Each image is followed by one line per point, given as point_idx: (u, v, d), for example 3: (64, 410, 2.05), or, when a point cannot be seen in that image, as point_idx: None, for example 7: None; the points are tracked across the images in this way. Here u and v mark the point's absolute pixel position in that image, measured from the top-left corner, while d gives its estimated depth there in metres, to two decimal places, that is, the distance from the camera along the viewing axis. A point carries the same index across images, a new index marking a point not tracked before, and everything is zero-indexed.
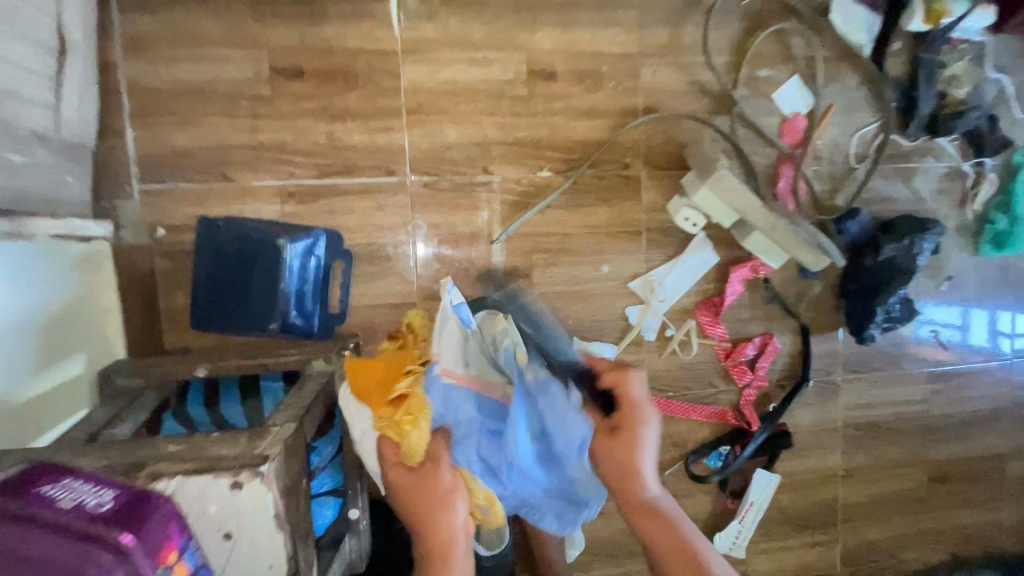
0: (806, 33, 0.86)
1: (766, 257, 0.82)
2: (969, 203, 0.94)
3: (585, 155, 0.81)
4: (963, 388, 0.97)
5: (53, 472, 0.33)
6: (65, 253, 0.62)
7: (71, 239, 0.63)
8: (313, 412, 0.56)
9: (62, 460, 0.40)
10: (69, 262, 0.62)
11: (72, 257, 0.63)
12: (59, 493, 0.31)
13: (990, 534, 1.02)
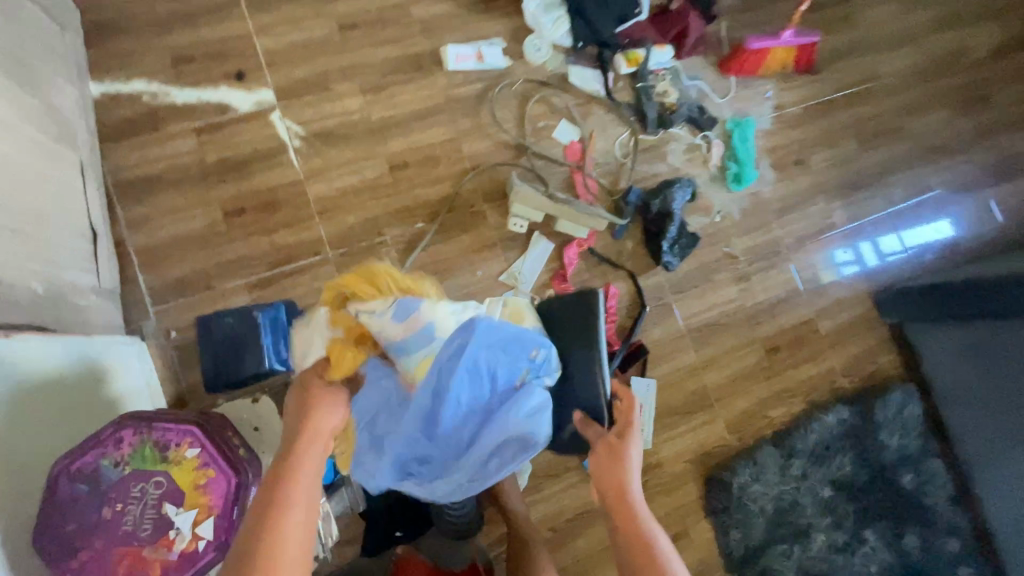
0: (561, 93, 1.33)
1: (575, 231, 1.25)
2: (710, 162, 1.38)
3: (442, 206, 1.22)
4: (760, 280, 1.37)
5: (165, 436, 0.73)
6: (128, 348, 0.97)
7: (128, 341, 0.99)
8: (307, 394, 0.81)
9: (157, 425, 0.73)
10: (131, 354, 0.98)
11: (134, 351, 0.99)
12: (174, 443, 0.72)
13: (830, 379, 1.36)
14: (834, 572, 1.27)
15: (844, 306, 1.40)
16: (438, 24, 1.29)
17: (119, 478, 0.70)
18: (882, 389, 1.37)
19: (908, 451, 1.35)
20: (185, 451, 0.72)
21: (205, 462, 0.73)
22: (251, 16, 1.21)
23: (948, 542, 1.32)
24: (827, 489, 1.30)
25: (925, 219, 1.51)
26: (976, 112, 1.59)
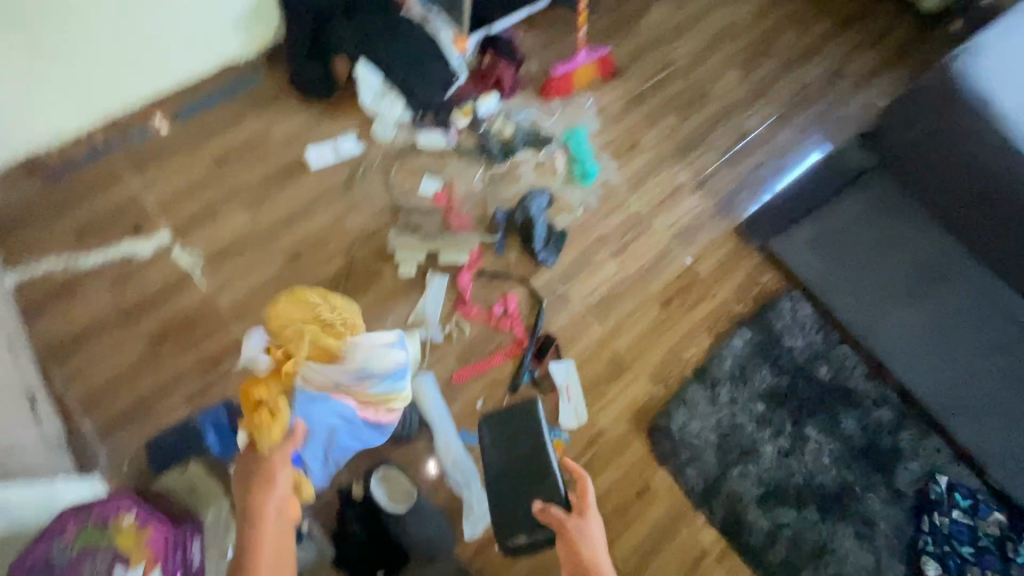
0: (416, 156, 1.57)
1: (458, 257, 1.44)
2: (558, 169, 1.62)
3: (340, 276, 1.40)
4: (634, 248, 1.56)
5: (96, 512, 0.79)
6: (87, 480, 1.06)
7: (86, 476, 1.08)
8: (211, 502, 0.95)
9: (93, 508, 0.80)
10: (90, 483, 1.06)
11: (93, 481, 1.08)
12: (108, 516, 0.79)
13: (725, 308, 1.53)
14: (793, 475, 1.36)
15: (716, 244, 1.59)
16: (297, 137, 1.53)
17: (70, 559, 0.73)
18: (773, 303, 1.53)
19: (816, 346, 1.49)
20: (123, 518, 0.80)
21: (142, 522, 0.81)
22: (137, 178, 1.42)
23: (881, 413, 1.44)
24: (759, 404, 1.42)
25: (788, 159, 1.75)
26: (762, 64, 1.91)
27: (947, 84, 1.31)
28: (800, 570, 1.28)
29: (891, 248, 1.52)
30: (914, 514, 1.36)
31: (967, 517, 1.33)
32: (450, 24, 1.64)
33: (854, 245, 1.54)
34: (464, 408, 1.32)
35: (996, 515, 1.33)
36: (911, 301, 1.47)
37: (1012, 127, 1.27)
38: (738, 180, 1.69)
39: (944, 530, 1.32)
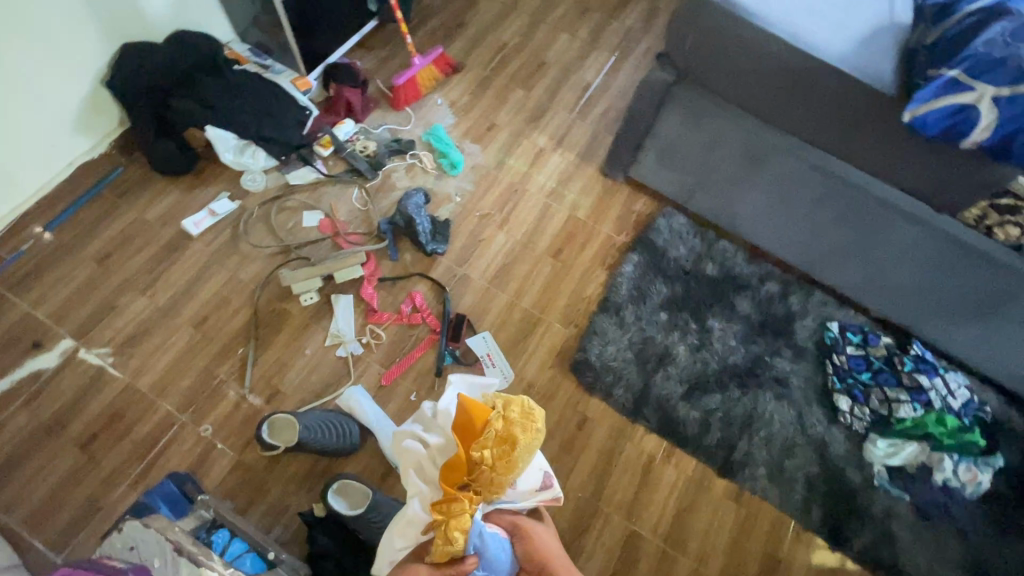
0: (293, 196, 1.65)
1: (354, 272, 1.53)
2: (427, 168, 1.74)
3: (250, 325, 1.45)
4: (515, 216, 1.69)
5: None
6: None
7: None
8: (138, 548, 0.92)
9: None
10: None
11: None
12: None
13: (610, 243, 1.68)
14: (708, 365, 1.50)
15: (586, 191, 1.76)
16: (172, 213, 1.58)
17: None
18: (650, 224, 1.70)
19: (697, 249, 1.66)
20: None
21: None
22: (23, 299, 1.44)
23: (767, 287, 1.60)
24: (663, 314, 1.56)
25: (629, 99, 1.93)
26: (584, 24, 2.10)
27: (694, 37, 1.26)
28: (735, 443, 1.41)
29: (721, 147, 1.44)
30: (818, 361, 1.52)
31: (861, 349, 1.50)
32: (291, 71, 1.76)
33: (690, 150, 1.51)
34: (399, 406, 1.40)
35: (883, 339, 1.51)
36: (760, 183, 1.45)
37: (773, 28, 1.19)
38: (590, 132, 1.86)
39: (846, 366, 1.49)
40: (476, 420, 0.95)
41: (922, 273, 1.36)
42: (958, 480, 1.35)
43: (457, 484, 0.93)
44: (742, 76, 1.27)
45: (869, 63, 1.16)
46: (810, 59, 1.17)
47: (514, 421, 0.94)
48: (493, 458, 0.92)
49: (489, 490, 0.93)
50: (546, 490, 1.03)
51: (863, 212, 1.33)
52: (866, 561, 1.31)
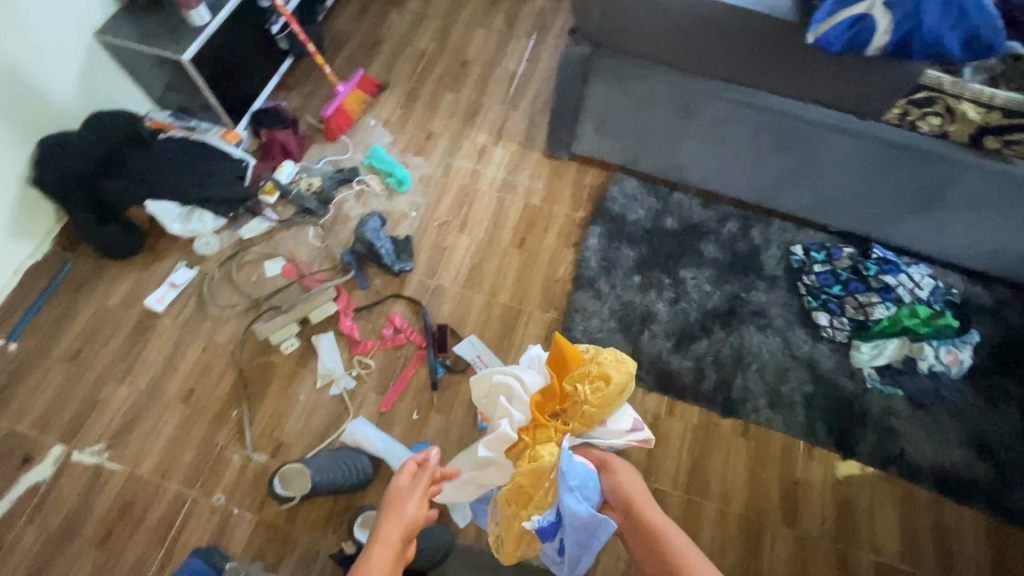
0: (251, 249, 1.64)
1: (328, 308, 1.53)
2: (376, 190, 1.75)
3: (238, 385, 1.45)
4: (472, 217, 1.71)
5: None
6: None
7: None
8: None
9: None
10: None
11: None
12: None
13: (571, 221, 1.71)
14: (690, 314, 1.54)
15: (536, 177, 1.78)
16: (133, 295, 1.56)
17: None
18: (604, 194, 1.74)
19: (654, 207, 1.70)
20: None
21: None
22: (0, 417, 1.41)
23: (727, 229, 1.66)
24: (636, 276, 1.60)
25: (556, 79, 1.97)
26: (496, 15, 2.13)
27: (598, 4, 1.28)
28: (731, 382, 1.45)
29: (653, 105, 1.46)
30: (791, 286, 1.57)
31: (827, 264, 1.56)
32: (219, 126, 1.75)
33: (624, 113, 1.52)
34: (403, 427, 1.40)
35: (845, 251, 1.57)
36: (695, 129, 1.48)
37: None
38: (526, 118, 1.89)
39: (817, 283, 1.55)
40: (571, 361, 1.16)
41: (865, 178, 1.41)
42: (943, 364, 1.42)
43: (550, 412, 1.15)
44: (652, 30, 1.29)
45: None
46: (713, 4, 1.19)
47: (607, 366, 1.13)
48: (587, 393, 1.11)
49: (577, 421, 1.13)
50: (637, 432, 1.19)
51: (796, 135, 1.37)
52: (877, 461, 1.36)
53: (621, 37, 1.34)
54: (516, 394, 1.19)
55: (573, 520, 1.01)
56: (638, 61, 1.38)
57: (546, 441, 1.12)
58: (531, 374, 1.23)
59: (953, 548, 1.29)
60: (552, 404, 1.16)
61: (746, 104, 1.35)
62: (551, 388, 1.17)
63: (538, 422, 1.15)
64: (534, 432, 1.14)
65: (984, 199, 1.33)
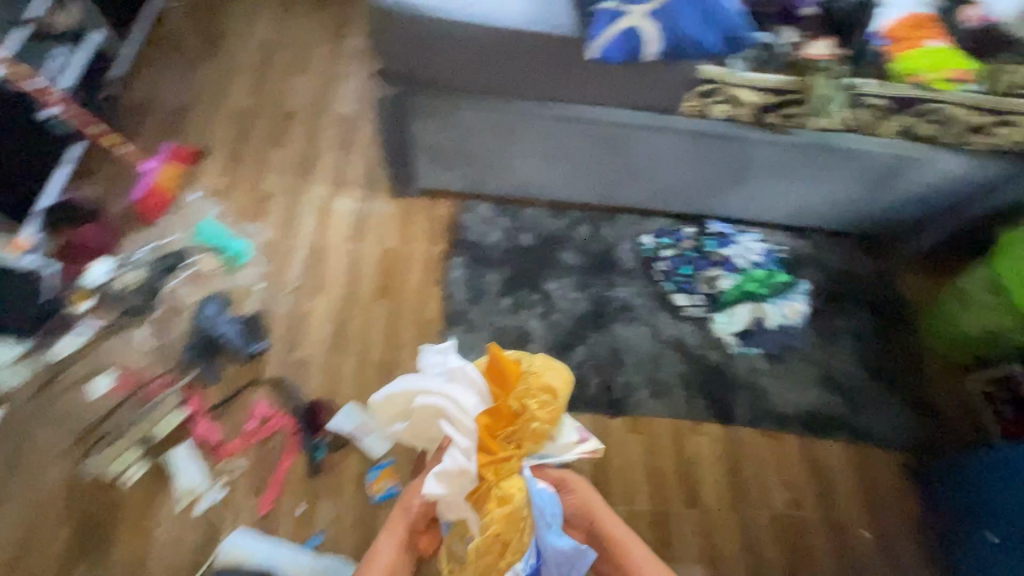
0: (70, 371, 1.41)
1: (175, 418, 1.35)
2: (212, 270, 1.59)
3: (78, 536, 1.23)
4: (327, 276, 1.61)
5: None
6: None
7: None
8: None
9: None
10: None
11: None
12: None
13: (431, 256, 1.66)
14: (563, 325, 1.56)
15: (387, 220, 1.72)
16: None
17: None
18: (459, 223, 1.71)
19: (509, 226, 1.71)
20: None
21: None
22: None
23: (580, 234, 1.72)
24: (505, 299, 1.59)
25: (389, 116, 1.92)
26: (315, 60, 2.04)
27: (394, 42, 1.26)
28: (613, 382, 1.49)
29: (478, 130, 1.46)
30: (648, 274, 1.66)
31: (675, 248, 1.67)
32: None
33: (455, 142, 1.50)
34: (290, 526, 1.28)
35: (686, 233, 1.70)
36: (525, 147, 1.50)
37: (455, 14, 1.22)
38: (366, 159, 1.82)
39: (669, 268, 1.65)
40: (512, 377, 1.15)
41: (684, 167, 1.51)
42: (786, 318, 1.56)
43: (504, 438, 1.10)
44: (454, 60, 1.28)
45: (550, 13, 1.22)
46: (501, 30, 1.21)
47: (551, 380, 1.16)
48: (539, 411, 1.12)
49: (530, 440, 1.12)
50: (585, 443, 1.22)
51: (614, 138, 1.43)
52: (753, 421, 1.47)
53: (427, 72, 1.32)
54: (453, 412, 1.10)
55: (556, 555, 1.10)
56: (453, 91, 1.37)
57: (509, 476, 1.08)
58: (459, 388, 1.13)
59: (830, 483, 1.43)
60: (503, 428, 1.12)
61: (562, 117, 1.38)
62: (499, 408, 1.12)
63: (495, 455, 1.09)
64: (494, 469, 1.09)
65: (783, 165, 1.47)
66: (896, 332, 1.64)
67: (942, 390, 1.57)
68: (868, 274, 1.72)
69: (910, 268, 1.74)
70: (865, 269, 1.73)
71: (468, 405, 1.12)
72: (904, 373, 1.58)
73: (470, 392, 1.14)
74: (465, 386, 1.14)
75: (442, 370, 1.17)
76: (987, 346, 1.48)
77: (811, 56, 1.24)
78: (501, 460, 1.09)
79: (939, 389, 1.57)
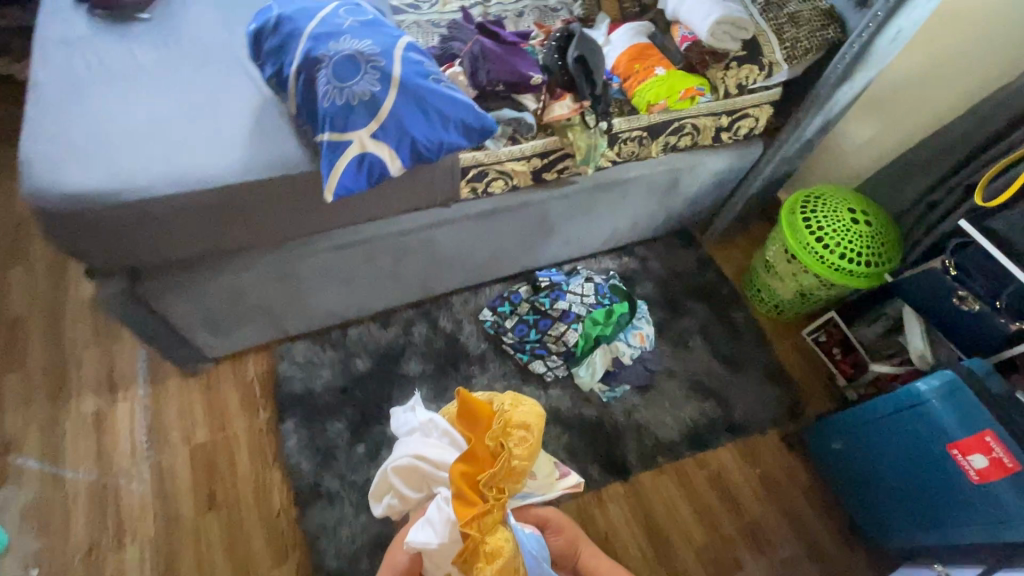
0: None
1: None
2: None
3: None
4: (130, 515, 1.29)
5: None
6: None
7: None
8: None
9: None
10: None
11: None
12: None
13: (257, 430, 1.41)
14: None
15: (188, 409, 1.41)
16: None
17: None
18: (277, 377, 1.47)
19: (336, 358, 1.51)
20: None
21: None
22: None
23: (417, 336, 1.57)
24: (359, 445, 1.40)
25: None
26: (27, 241, 1.62)
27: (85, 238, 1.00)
28: None
29: (249, 289, 1.23)
30: (499, 352, 1.58)
31: (514, 314, 1.57)
32: None
33: (227, 306, 1.26)
34: None
35: (522, 294, 1.60)
36: (313, 282, 1.30)
37: (147, 185, 0.98)
38: (135, 341, 1.48)
39: (516, 336, 1.56)
40: (483, 414, 0.97)
41: (491, 242, 1.43)
42: (637, 347, 1.56)
43: (482, 487, 0.90)
44: (179, 233, 1.05)
45: (269, 152, 1.05)
46: (214, 186, 1.01)
47: (524, 411, 0.95)
48: (514, 448, 0.91)
49: (511, 482, 0.92)
50: (565, 478, 1.13)
51: (404, 245, 1.30)
52: (647, 462, 1.46)
53: (145, 254, 1.07)
54: (431, 469, 1.01)
55: None
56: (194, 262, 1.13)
57: (494, 530, 0.87)
58: (432, 441, 1.05)
59: (733, 490, 1.46)
60: (479, 473, 0.92)
61: (338, 246, 1.22)
62: (473, 453, 0.93)
63: (473, 507, 0.88)
64: (475, 524, 0.86)
65: (580, 209, 1.46)
66: (734, 313, 1.73)
67: (787, 353, 1.69)
68: (691, 266, 1.81)
69: (722, 247, 1.87)
70: (688, 264, 1.82)
71: (443, 458, 1.02)
72: (753, 349, 1.67)
73: (444, 442, 1.05)
74: (437, 436, 1.06)
75: (411, 426, 1.09)
76: (800, 304, 1.63)
77: (557, 116, 1.18)
78: (480, 514, 0.87)
79: (785, 353, 1.69)
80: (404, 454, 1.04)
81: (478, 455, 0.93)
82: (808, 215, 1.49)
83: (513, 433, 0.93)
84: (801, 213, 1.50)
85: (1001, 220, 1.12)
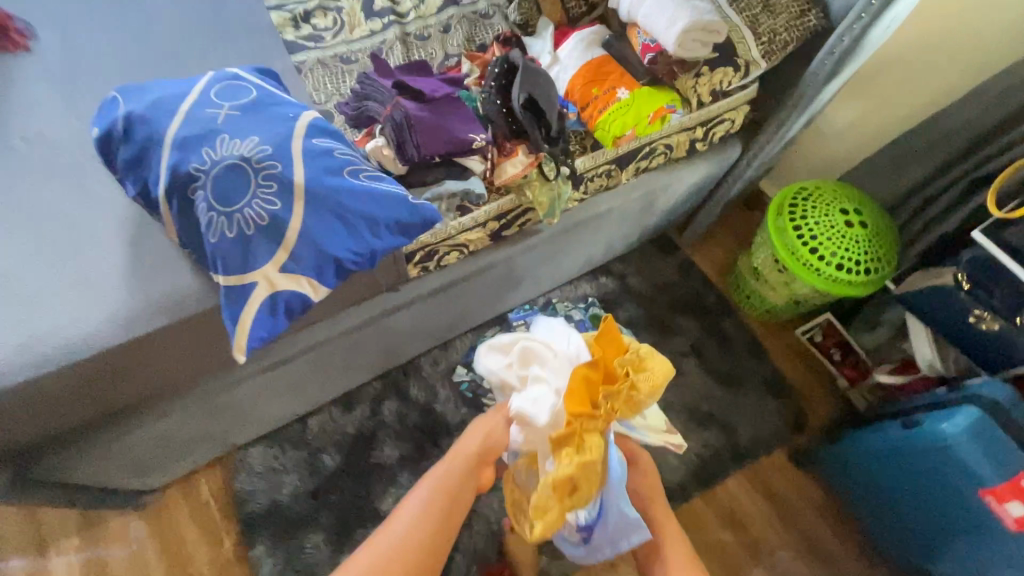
0: None
1: None
2: None
3: None
4: None
5: None
6: None
7: None
8: None
9: None
10: None
11: None
12: None
13: (224, 563, 1.24)
14: None
15: (137, 555, 1.23)
16: None
17: None
18: (236, 494, 1.29)
19: (301, 458, 1.33)
20: None
21: None
22: None
23: (388, 413, 1.40)
24: (343, 557, 1.25)
25: None
26: None
27: None
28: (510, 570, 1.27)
29: (177, 432, 1.03)
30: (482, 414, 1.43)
31: None
32: None
33: (157, 451, 1.05)
34: None
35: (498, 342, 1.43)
36: (253, 402, 1.10)
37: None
38: None
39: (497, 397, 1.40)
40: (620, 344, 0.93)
41: (453, 311, 1.25)
42: None
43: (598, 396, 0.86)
44: (65, 403, 0.85)
45: (150, 296, 0.83)
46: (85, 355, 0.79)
47: (658, 359, 0.89)
48: (639, 382, 0.86)
49: (624, 409, 0.87)
50: (672, 436, 1.13)
51: (354, 339, 1.10)
52: None
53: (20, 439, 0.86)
54: (549, 359, 0.98)
55: (620, 518, 0.94)
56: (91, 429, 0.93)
57: (592, 434, 0.84)
58: (561, 341, 1.02)
59: (747, 522, 1.39)
60: (600, 385, 0.87)
61: (273, 363, 1.02)
62: (598, 364, 0.90)
63: (585, 409, 0.85)
64: (578, 418, 0.84)
65: (548, 256, 1.29)
66: (725, 323, 1.61)
67: (783, 357, 1.60)
68: (675, 276, 1.66)
69: (703, 247, 1.73)
70: (669, 274, 1.67)
71: (564, 359, 0.99)
72: (750, 361, 1.57)
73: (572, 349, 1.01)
74: (570, 341, 1.02)
75: (547, 325, 1.06)
76: (793, 309, 1.52)
77: (509, 177, 0.98)
78: (587, 413, 0.84)
79: (782, 359, 1.60)
80: (533, 339, 1.01)
81: (603, 365, 0.90)
82: (800, 221, 1.33)
83: (642, 371, 0.87)
84: (793, 217, 1.35)
85: (1016, 232, 1.00)
